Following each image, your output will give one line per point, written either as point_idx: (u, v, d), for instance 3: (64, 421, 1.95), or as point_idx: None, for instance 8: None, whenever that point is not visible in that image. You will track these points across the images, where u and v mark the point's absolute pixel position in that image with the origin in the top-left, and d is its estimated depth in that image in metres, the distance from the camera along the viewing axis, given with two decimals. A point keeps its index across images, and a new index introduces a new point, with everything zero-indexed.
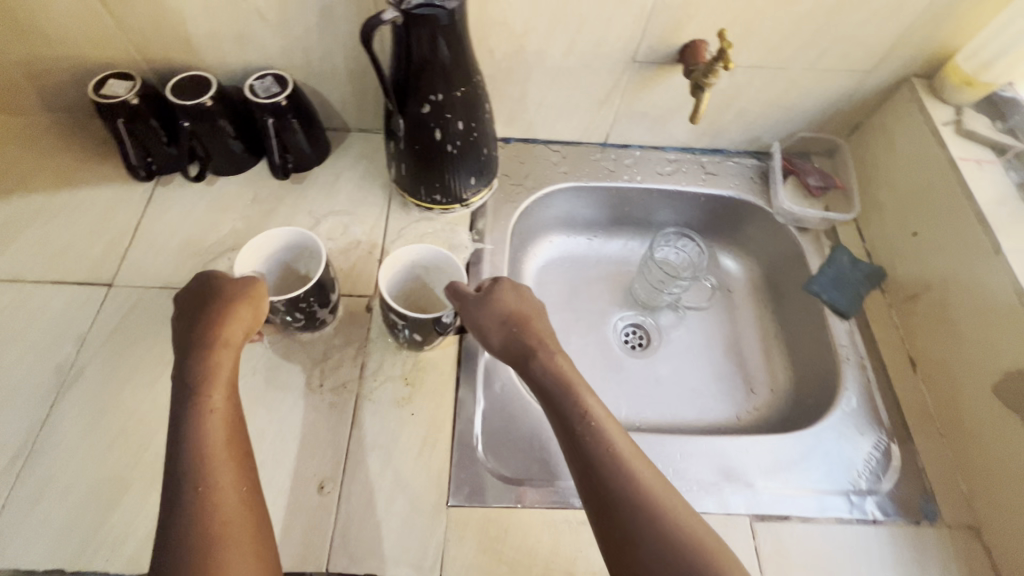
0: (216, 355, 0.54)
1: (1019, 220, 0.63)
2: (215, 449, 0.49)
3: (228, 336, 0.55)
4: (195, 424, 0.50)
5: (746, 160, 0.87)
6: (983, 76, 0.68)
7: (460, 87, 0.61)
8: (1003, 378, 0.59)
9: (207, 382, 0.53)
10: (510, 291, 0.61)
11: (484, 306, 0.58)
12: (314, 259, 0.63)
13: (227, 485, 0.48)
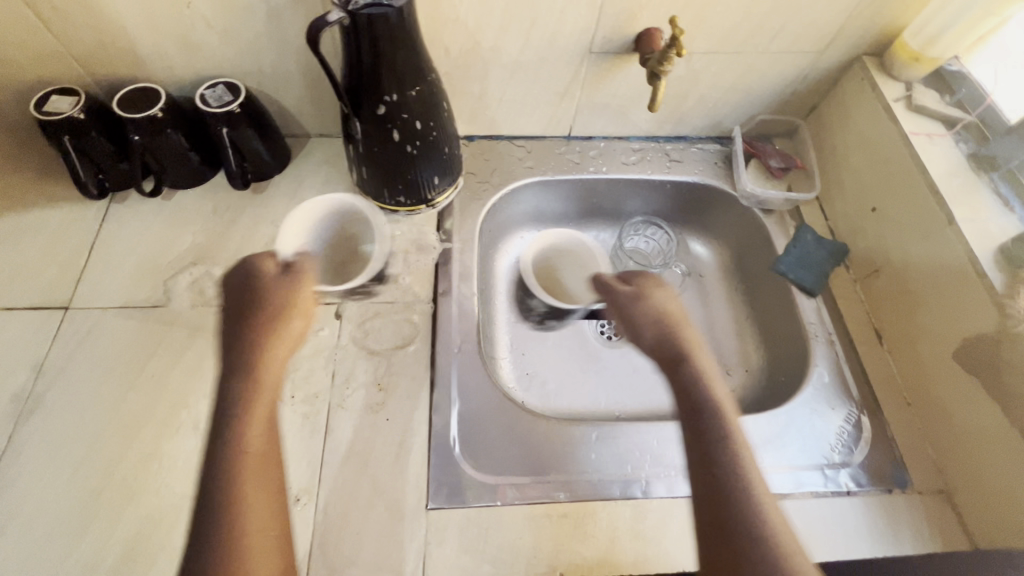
0: (269, 362, 0.52)
1: (970, 190, 0.64)
2: (245, 465, 0.46)
3: (284, 342, 0.54)
4: (233, 434, 0.47)
5: (709, 146, 0.88)
6: (929, 51, 0.69)
7: (414, 86, 0.60)
8: (963, 344, 0.61)
9: (258, 388, 0.50)
10: (662, 292, 0.61)
11: (638, 303, 0.60)
12: (362, 222, 0.70)
13: (254, 503, 0.44)
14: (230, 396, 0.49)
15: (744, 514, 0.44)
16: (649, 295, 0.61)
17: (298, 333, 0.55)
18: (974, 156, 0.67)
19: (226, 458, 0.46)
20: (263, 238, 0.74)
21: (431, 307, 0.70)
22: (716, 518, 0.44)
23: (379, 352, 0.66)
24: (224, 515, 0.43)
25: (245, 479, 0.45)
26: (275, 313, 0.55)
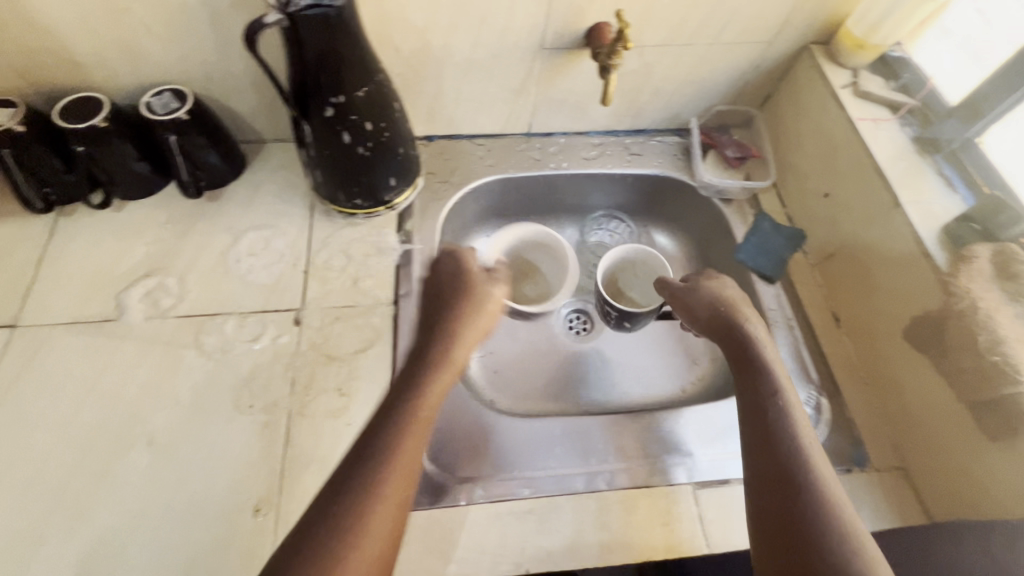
0: (467, 336, 0.57)
1: (915, 172, 0.66)
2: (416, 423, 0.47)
3: (477, 322, 0.58)
4: (418, 393, 0.50)
5: (668, 138, 0.89)
6: (872, 38, 0.71)
7: (361, 87, 0.60)
8: (913, 323, 0.62)
9: (454, 360, 0.54)
10: (716, 281, 0.67)
11: (694, 292, 0.66)
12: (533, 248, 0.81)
13: (408, 459, 0.45)
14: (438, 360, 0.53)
15: (810, 487, 0.47)
16: (716, 287, 0.66)
17: (490, 321, 0.60)
18: (918, 139, 0.68)
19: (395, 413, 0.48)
20: (219, 246, 0.72)
21: (392, 309, 0.69)
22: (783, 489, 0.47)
23: (339, 356, 0.65)
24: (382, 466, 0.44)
25: (412, 436, 0.46)
26: (474, 297, 0.59)
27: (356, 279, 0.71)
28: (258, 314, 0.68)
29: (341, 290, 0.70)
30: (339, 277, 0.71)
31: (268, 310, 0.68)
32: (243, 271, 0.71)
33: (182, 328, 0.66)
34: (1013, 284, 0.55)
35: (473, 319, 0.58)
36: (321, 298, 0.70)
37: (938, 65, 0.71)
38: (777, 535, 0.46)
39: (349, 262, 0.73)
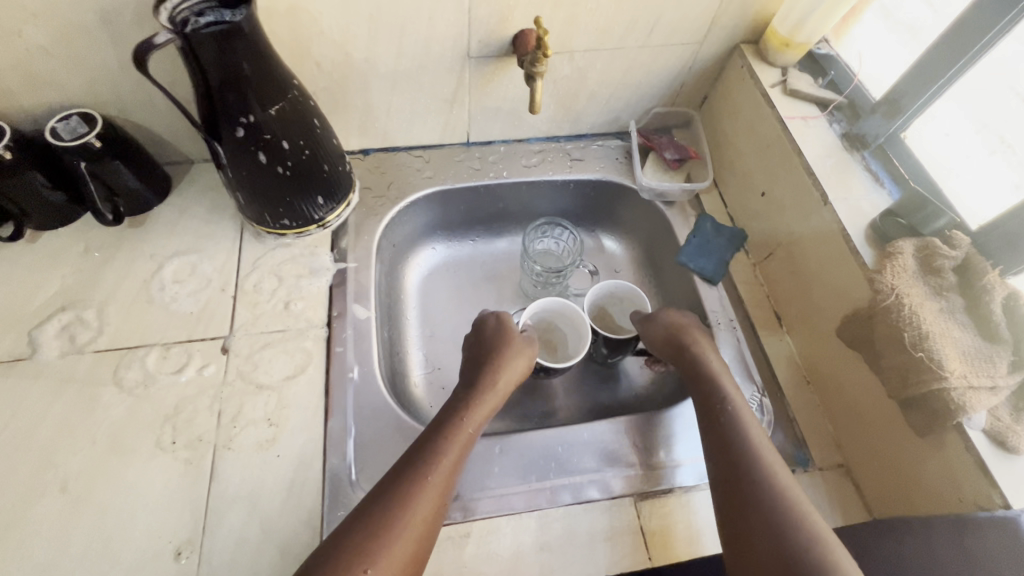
0: (507, 373, 0.66)
1: (843, 170, 0.66)
2: (456, 442, 0.57)
3: (518, 363, 0.67)
4: (463, 415, 0.60)
5: (609, 142, 0.88)
6: (798, 36, 0.71)
7: (273, 105, 0.58)
8: (844, 322, 0.60)
9: (498, 389, 0.65)
10: (674, 312, 0.71)
11: (649, 322, 0.71)
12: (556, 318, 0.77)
13: (448, 468, 0.54)
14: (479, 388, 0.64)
15: (767, 484, 0.53)
16: (664, 318, 0.70)
17: (527, 367, 0.68)
18: (846, 136, 0.69)
19: (437, 430, 0.58)
20: (141, 275, 0.69)
21: (326, 331, 0.67)
22: (741, 485, 0.54)
23: (269, 384, 0.63)
24: (425, 468, 0.53)
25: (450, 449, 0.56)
26: (511, 341, 0.69)
27: (287, 301, 0.69)
28: (183, 344, 0.65)
29: (272, 314, 0.68)
30: (270, 300, 0.69)
31: (194, 339, 0.65)
32: (167, 299, 0.68)
33: (99, 364, 0.63)
34: (936, 278, 0.55)
35: (513, 359, 0.67)
36: (249, 323, 0.67)
37: (862, 60, 0.72)
38: (735, 525, 0.52)
39: (280, 284, 0.70)
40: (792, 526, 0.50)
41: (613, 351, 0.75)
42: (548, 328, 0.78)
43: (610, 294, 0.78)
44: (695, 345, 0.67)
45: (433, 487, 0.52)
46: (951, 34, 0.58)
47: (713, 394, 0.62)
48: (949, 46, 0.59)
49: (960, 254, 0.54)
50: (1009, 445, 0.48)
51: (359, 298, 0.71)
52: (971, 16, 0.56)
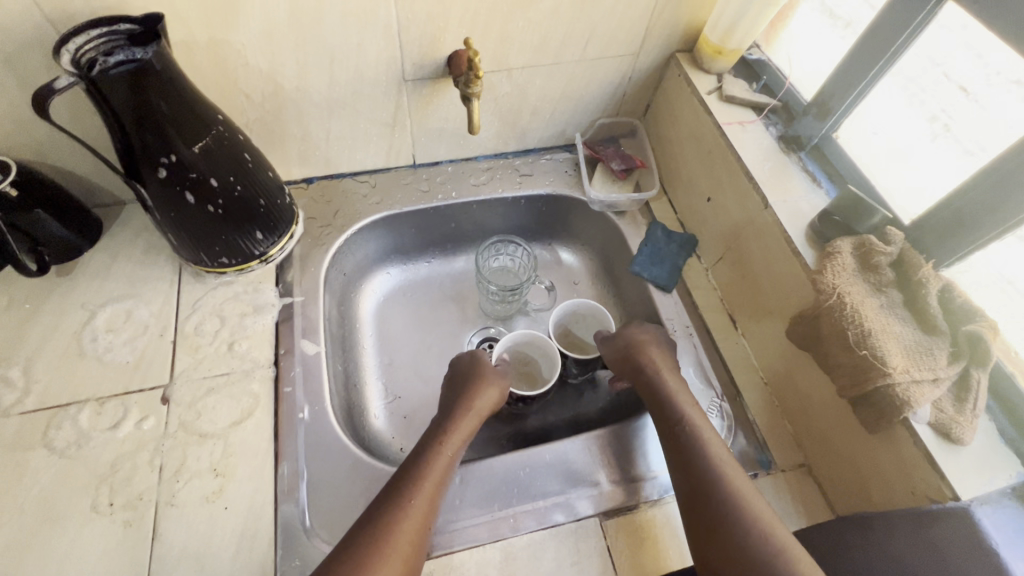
0: (483, 399, 0.64)
1: (781, 172, 0.67)
2: (434, 470, 0.56)
3: (492, 392, 0.66)
4: (442, 440, 0.59)
5: (558, 155, 0.88)
6: (729, 43, 0.71)
7: (196, 142, 0.55)
8: (791, 324, 0.61)
9: (475, 412, 0.64)
10: (635, 328, 0.71)
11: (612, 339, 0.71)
12: (529, 347, 0.76)
13: (428, 498, 0.53)
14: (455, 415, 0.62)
15: (729, 497, 0.53)
16: (625, 336, 0.70)
17: (501, 397, 0.66)
18: (783, 138, 0.71)
19: (414, 461, 0.57)
20: (71, 326, 0.66)
21: (273, 371, 0.65)
22: (703, 500, 0.54)
23: (213, 433, 0.60)
24: (404, 497, 0.52)
25: (427, 479, 0.55)
26: (483, 369, 0.68)
27: (230, 342, 0.66)
28: (119, 397, 0.61)
29: (215, 357, 0.65)
30: (212, 343, 0.66)
31: (131, 391, 0.62)
32: (100, 350, 0.64)
33: (27, 426, 0.58)
34: (875, 275, 0.56)
35: (488, 387, 0.66)
36: (191, 369, 0.64)
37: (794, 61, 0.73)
38: (703, 542, 0.52)
39: (223, 324, 0.67)
40: (758, 538, 0.50)
41: (584, 369, 0.74)
42: (524, 360, 0.76)
43: (573, 314, 0.78)
44: (657, 362, 0.66)
45: (412, 520, 0.51)
46: (870, 35, 0.60)
47: (675, 410, 0.61)
48: (868, 48, 0.60)
49: (894, 250, 0.56)
50: (953, 436, 0.49)
51: (308, 333, 0.69)
52: (886, 19, 0.58)
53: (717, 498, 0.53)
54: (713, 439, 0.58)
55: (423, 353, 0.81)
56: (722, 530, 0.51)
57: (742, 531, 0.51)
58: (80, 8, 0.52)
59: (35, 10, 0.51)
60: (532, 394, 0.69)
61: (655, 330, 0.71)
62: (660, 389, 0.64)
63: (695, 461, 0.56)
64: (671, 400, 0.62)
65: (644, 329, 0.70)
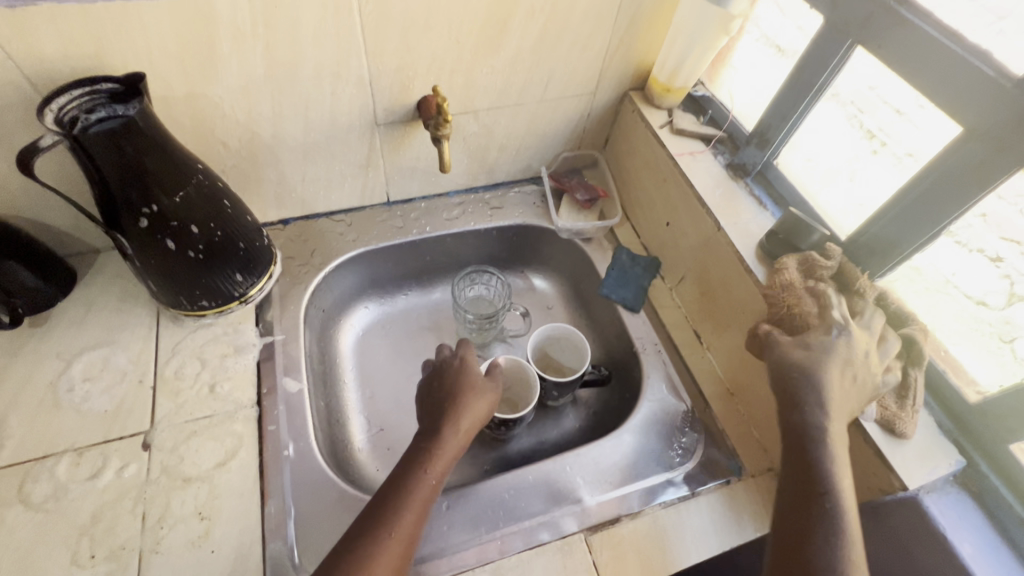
0: (470, 415, 0.62)
1: (731, 197, 0.73)
2: (419, 495, 0.54)
3: (479, 408, 0.63)
4: (427, 462, 0.56)
5: (525, 189, 0.93)
6: (676, 81, 0.78)
7: (176, 192, 0.57)
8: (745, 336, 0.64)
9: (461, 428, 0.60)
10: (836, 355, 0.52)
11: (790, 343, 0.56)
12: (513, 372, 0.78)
13: (408, 528, 0.51)
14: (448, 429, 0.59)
15: (832, 515, 0.46)
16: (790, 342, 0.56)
17: (488, 411, 0.64)
18: (730, 166, 0.76)
19: (396, 484, 0.54)
20: (46, 377, 0.65)
21: (256, 410, 0.65)
22: (800, 510, 0.47)
23: (197, 476, 0.60)
24: (384, 530, 0.50)
25: (410, 509, 0.52)
26: (472, 383, 0.64)
27: (212, 384, 0.66)
28: (99, 446, 0.61)
29: (196, 400, 0.65)
30: (193, 386, 0.66)
31: (110, 439, 0.61)
32: (77, 400, 0.64)
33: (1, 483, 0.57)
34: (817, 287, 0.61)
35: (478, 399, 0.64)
36: (172, 414, 0.64)
37: (741, 90, 0.79)
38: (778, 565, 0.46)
39: (203, 367, 0.67)
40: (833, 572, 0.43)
41: (563, 392, 0.77)
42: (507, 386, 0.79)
43: (549, 338, 0.81)
44: (829, 386, 0.51)
45: (390, 555, 0.49)
46: (800, 73, 0.66)
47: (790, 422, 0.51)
48: (796, 84, 0.67)
49: (833, 263, 0.61)
50: (898, 431, 0.54)
51: (289, 371, 0.70)
52: (812, 57, 0.64)
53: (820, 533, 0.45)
54: (840, 455, 0.49)
55: (404, 384, 0.83)
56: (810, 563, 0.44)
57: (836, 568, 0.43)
58: (59, 69, 0.54)
59: (16, 72, 0.52)
60: (513, 417, 0.72)
61: (832, 330, 0.54)
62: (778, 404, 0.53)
63: (804, 474, 0.48)
64: (795, 409, 0.51)
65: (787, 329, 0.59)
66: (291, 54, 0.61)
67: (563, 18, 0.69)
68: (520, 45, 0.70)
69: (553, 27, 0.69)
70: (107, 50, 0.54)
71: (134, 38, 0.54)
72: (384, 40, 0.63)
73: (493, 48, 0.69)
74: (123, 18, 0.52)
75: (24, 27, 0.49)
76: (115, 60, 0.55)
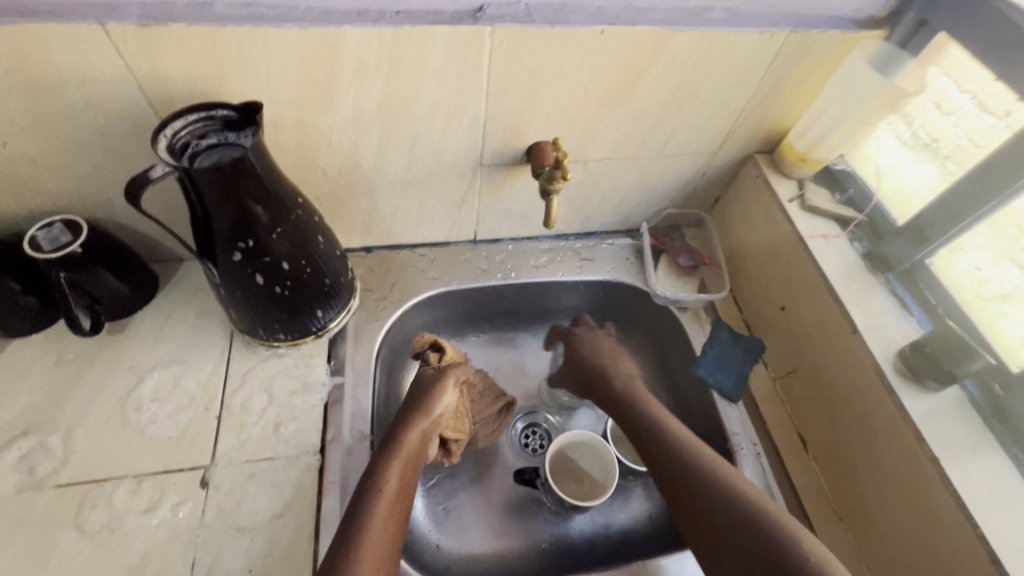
0: (437, 404, 0.65)
1: (868, 293, 0.64)
2: (387, 495, 0.55)
3: (446, 396, 0.66)
4: (386, 462, 0.58)
5: (620, 241, 0.85)
6: (815, 153, 0.69)
7: (275, 228, 0.54)
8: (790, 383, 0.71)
9: (417, 425, 0.63)
10: (589, 335, 0.79)
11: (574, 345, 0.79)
12: (592, 453, 0.74)
13: (382, 516, 0.54)
14: (402, 425, 0.62)
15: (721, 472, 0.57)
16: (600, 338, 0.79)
17: (453, 398, 0.67)
18: (869, 256, 0.67)
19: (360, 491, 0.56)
20: (117, 391, 0.63)
21: (318, 460, 0.61)
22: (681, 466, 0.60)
23: (250, 526, 0.56)
24: (357, 528, 0.52)
25: (378, 509, 0.54)
26: (422, 381, 0.68)
27: (277, 423, 0.63)
28: (158, 476, 0.58)
29: (260, 439, 0.61)
30: (258, 422, 0.63)
31: (169, 470, 0.59)
32: (143, 420, 0.61)
33: (61, 502, 0.56)
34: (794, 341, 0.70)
35: (438, 386, 0.66)
36: (234, 450, 0.61)
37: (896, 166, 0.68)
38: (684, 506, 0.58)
39: (271, 402, 0.64)
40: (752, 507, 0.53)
41: None
42: (572, 467, 0.74)
43: None
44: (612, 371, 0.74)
45: (369, 552, 0.50)
46: (928, 138, 0.64)
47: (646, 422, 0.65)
48: (920, 148, 0.65)
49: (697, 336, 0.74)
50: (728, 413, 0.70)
51: (357, 418, 0.66)
52: (938, 121, 0.63)
53: (705, 500, 0.56)
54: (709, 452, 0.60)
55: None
56: (715, 520, 0.54)
57: (748, 522, 0.52)
58: (177, 89, 0.51)
59: (136, 89, 0.51)
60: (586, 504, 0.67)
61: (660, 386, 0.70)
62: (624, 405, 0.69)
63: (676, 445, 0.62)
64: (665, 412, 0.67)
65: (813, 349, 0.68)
66: (409, 90, 0.57)
67: (703, 76, 0.62)
68: (649, 99, 0.64)
69: (689, 83, 0.63)
70: (228, 75, 0.51)
71: (258, 65, 0.51)
72: (509, 83, 0.58)
73: (621, 100, 0.63)
74: (249, 44, 0.49)
75: (151, 45, 0.47)
76: (233, 83, 0.52)
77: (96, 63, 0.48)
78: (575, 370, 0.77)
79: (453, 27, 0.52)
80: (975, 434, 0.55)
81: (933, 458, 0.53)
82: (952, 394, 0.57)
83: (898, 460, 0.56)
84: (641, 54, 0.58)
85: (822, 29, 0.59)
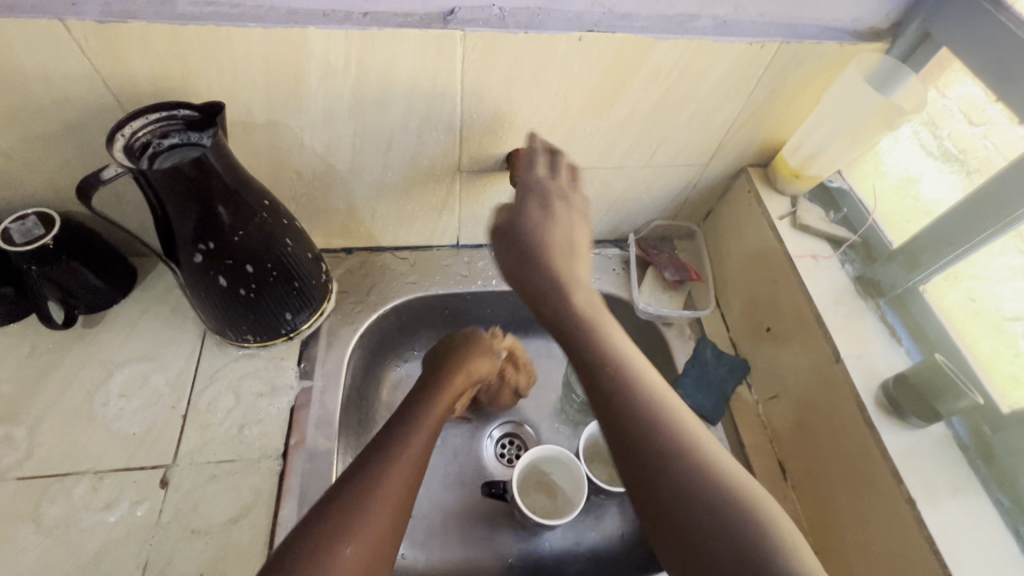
0: (477, 365, 0.68)
1: (856, 319, 0.61)
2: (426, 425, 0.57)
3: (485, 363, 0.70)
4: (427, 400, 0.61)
5: (608, 251, 0.83)
6: (808, 169, 0.66)
7: (237, 231, 0.53)
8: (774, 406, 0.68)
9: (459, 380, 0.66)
10: (533, 216, 0.55)
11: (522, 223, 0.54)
12: (563, 467, 0.72)
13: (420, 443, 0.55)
14: (446, 373, 0.65)
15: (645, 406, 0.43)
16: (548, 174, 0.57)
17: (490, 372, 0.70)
18: (860, 279, 0.65)
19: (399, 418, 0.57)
20: (86, 385, 0.63)
21: (279, 464, 0.60)
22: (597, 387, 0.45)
23: (206, 529, 0.56)
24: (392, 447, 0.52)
25: (413, 437, 0.55)
26: (471, 338, 0.70)
27: (242, 425, 0.62)
28: (119, 474, 0.58)
29: (223, 440, 0.61)
30: (223, 423, 0.62)
31: (130, 469, 0.59)
32: (110, 416, 0.61)
33: (22, 495, 0.56)
34: (782, 362, 0.67)
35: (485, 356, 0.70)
36: (197, 450, 0.60)
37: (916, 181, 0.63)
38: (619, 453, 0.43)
39: (237, 403, 0.64)
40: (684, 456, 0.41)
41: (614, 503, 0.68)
42: (543, 479, 0.72)
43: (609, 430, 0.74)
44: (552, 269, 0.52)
45: (399, 471, 0.50)
46: (955, 149, 0.59)
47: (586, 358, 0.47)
48: (946, 159, 0.60)
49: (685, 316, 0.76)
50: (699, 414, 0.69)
51: (323, 424, 0.65)
52: (965, 131, 0.57)
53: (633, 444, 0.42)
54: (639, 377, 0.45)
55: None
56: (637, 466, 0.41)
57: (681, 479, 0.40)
58: (143, 86, 0.51)
59: (101, 85, 0.50)
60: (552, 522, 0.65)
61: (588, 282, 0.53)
62: (579, 339, 0.48)
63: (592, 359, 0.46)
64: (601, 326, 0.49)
65: (801, 368, 0.64)
66: (380, 94, 0.55)
67: (689, 86, 0.59)
68: (634, 108, 0.61)
69: (675, 93, 0.60)
70: (193, 74, 0.50)
71: (224, 65, 0.50)
72: (485, 88, 0.56)
73: (602, 108, 0.61)
74: (213, 44, 0.48)
75: (113, 43, 0.47)
76: (199, 83, 0.51)
77: (59, 59, 0.47)
78: (515, 264, 0.53)
79: (422, 31, 0.50)
80: (956, 475, 0.52)
81: (910, 501, 0.50)
82: (936, 432, 0.55)
83: (874, 501, 0.54)
84: (623, 62, 0.55)
85: (818, 40, 0.56)
